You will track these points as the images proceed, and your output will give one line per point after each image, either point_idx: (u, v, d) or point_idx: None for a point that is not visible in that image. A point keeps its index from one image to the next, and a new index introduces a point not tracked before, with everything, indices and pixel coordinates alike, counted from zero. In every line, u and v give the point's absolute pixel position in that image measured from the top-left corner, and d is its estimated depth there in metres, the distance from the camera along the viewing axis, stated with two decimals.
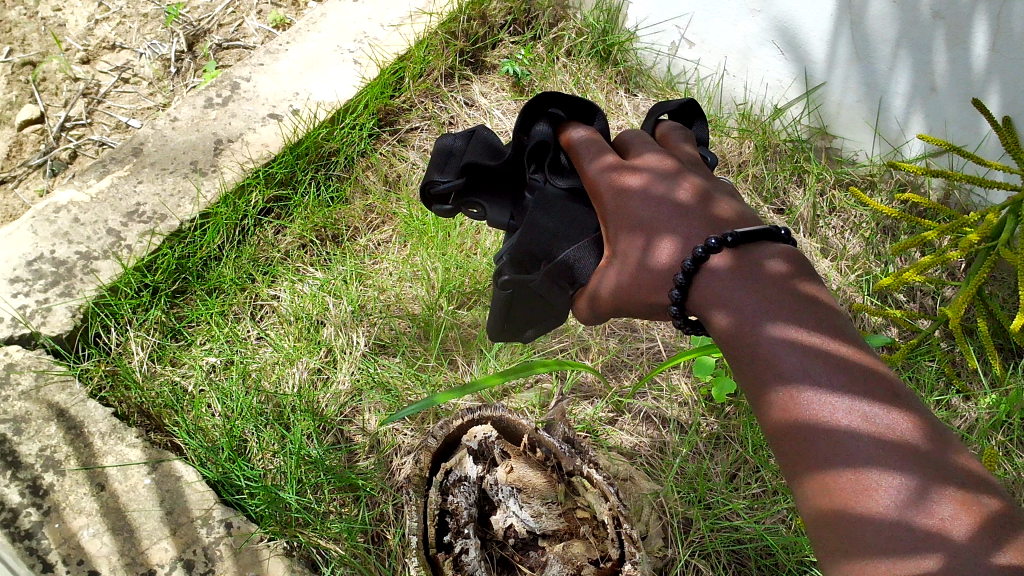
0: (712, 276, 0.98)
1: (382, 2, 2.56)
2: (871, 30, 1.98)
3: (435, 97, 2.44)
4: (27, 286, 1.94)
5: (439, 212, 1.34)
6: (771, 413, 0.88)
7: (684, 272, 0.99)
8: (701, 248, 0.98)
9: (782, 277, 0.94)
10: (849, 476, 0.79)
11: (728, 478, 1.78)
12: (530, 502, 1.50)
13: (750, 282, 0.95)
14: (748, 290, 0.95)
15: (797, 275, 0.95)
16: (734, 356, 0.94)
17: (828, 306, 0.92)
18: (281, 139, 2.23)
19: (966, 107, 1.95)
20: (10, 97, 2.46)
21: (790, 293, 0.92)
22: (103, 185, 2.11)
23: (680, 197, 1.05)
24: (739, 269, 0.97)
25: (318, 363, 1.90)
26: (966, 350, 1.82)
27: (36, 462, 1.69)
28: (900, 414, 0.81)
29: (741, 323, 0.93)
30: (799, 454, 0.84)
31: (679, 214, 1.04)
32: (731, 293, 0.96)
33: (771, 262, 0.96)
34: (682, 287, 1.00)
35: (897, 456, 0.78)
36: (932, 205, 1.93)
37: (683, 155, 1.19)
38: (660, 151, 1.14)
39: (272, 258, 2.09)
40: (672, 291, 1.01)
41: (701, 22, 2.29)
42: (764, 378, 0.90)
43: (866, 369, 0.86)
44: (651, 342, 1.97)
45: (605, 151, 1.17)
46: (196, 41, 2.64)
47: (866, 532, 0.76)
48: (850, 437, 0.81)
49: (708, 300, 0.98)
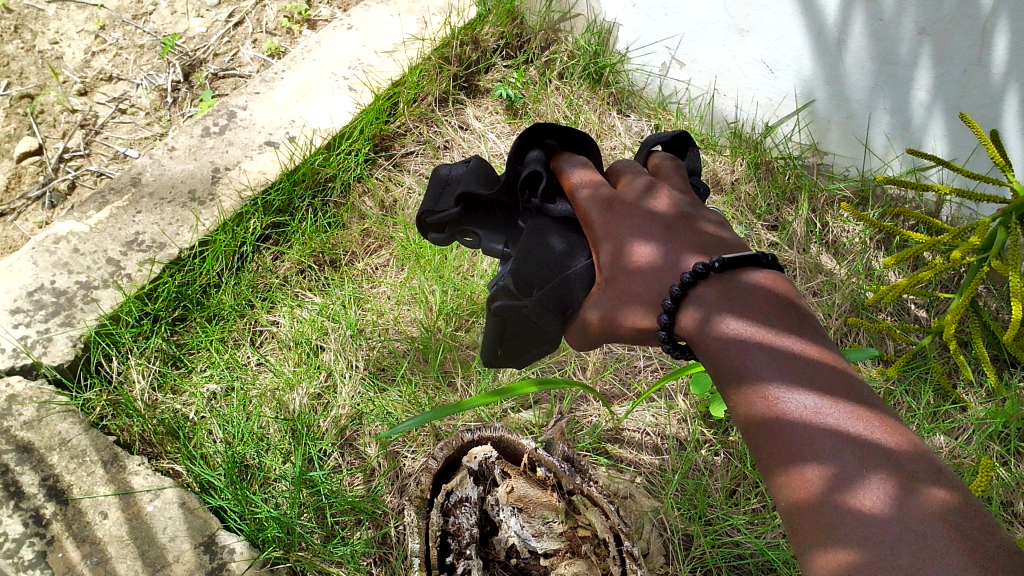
0: (699, 298, 0.98)
1: (376, 30, 2.60)
2: (858, 48, 2.02)
3: (429, 122, 2.46)
4: (28, 316, 1.95)
5: (435, 240, 1.39)
6: (755, 433, 0.87)
7: (672, 297, 1.00)
8: (689, 273, 0.99)
9: (767, 297, 0.95)
10: (829, 486, 0.79)
11: (728, 494, 1.78)
12: (531, 521, 1.51)
13: (735, 301, 0.95)
14: (732, 307, 0.95)
15: (782, 297, 0.95)
16: (718, 375, 0.94)
17: (811, 326, 0.92)
18: (277, 166, 2.25)
19: (952, 122, 1.98)
20: (8, 130, 2.48)
21: (775, 314, 0.93)
22: (102, 216, 2.13)
23: (669, 223, 1.06)
24: (725, 289, 0.97)
25: (318, 388, 1.90)
26: (961, 362, 1.83)
27: (39, 491, 1.69)
28: (882, 429, 0.82)
29: (724, 341, 0.93)
30: (783, 472, 0.84)
31: (668, 240, 1.04)
32: (717, 312, 0.96)
33: (757, 283, 0.97)
34: (671, 311, 1.00)
35: (876, 467, 0.79)
36: (923, 219, 1.94)
37: (675, 186, 1.20)
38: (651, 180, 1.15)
39: (271, 284, 2.11)
40: (661, 316, 1.01)
41: (691, 42, 2.33)
42: (745, 393, 0.90)
43: (850, 388, 0.86)
44: (648, 360, 1.98)
45: (599, 181, 1.18)
46: (192, 71, 2.68)
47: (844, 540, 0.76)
48: (836, 455, 0.80)
49: (694, 321, 0.98)
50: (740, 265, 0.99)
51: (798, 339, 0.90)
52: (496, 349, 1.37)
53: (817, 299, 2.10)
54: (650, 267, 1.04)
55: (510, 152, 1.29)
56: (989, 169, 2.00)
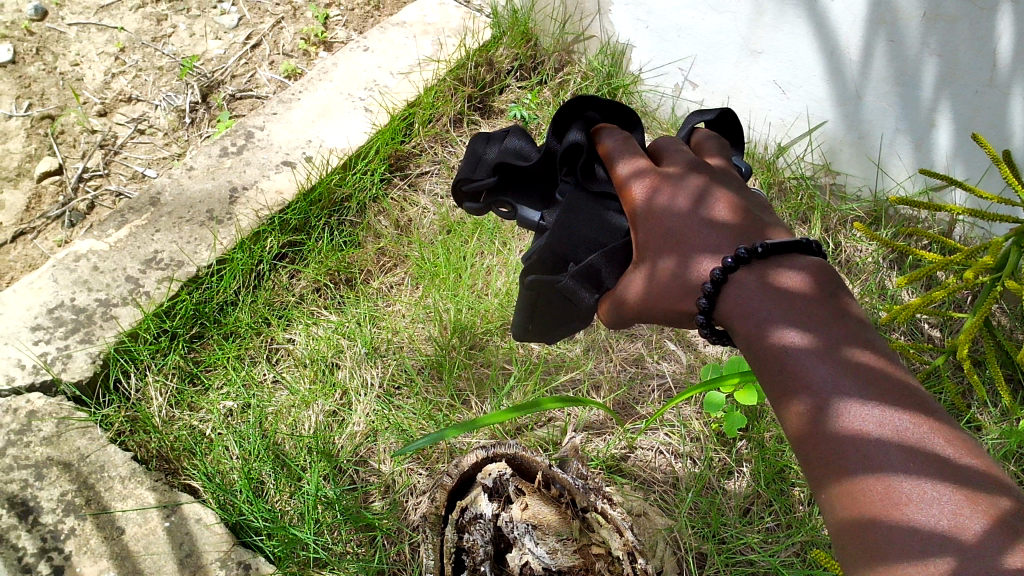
0: (741, 289, 1.00)
1: (392, 52, 2.63)
2: (870, 69, 2.04)
3: (444, 142, 2.49)
4: (48, 333, 1.97)
5: (470, 209, 1.42)
6: (797, 428, 0.90)
7: (712, 281, 1.01)
8: (730, 257, 1.01)
9: (811, 292, 0.97)
10: (876, 484, 0.81)
11: (742, 512, 1.79)
12: (545, 539, 1.50)
13: (777, 294, 0.97)
14: (775, 302, 0.97)
15: (826, 291, 0.97)
16: (761, 370, 0.97)
17: (856, 322, 0.94)
18: (294, 186, 2.28)
19: (964, 141, 2.00)
20: (29, 150, 2.52)
21: (822, 311, 0.95)
22: (121, 235, 2.16)
23: (709, 205, 1.08)
24: (768, 281, 0.99)
25: (333, 406, 1.92)
26: (975, 382, 1.83)
27: (57, 507, 1.71)
28: (929, 426, 0.84)
29: (771, 337, 0.95)
30: (829, 469, 0.86)
31: (709, 224, 1.06)
32: (758, 302, 0.98)
33: (801, 276, 0.99)
34: (710, 296, 1.02)
35: (922, 464, 0.80)
36: (936, 239, 1.95)
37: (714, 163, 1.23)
38: (689, 159, 1.16)
39: (287, 302, 2.13)
40: (700, 300, 1.03)
41: (704, 63, 2.34)
42: (792, 388, 0.92)
43: (898, 387, 0.88)
44: (661, 378, 2.00)
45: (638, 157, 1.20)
46: (210, 92, 2.72)
47: (887, 538, 0.77)
48: (880, 448, 0.83)
49: (735, 312, 1.00)
50: (782, 253, 1.01)
51: (844, 333, 0.92)
52: (531, 316, 1.41)
53: None
54: (693, 246, 1.06)
55: (552, 124, 1.30)
56: (1002, 188, 2.02)
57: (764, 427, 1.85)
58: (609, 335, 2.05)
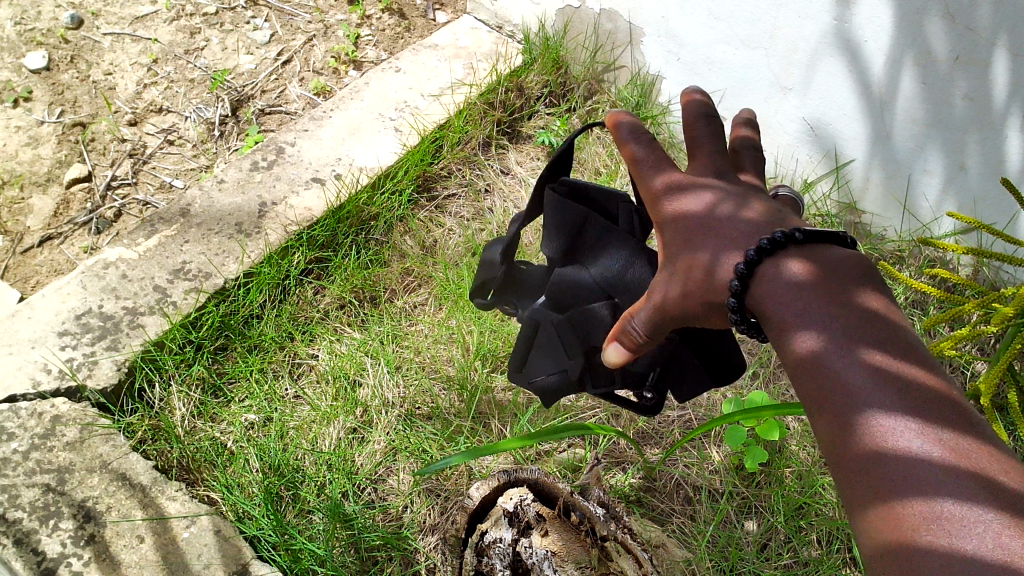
0: (772, 279, 0.93)
1: (423, 74, 2.66)
2: (899, 111, 2.05)
3: (472, 165, 2.51)
4: (75, 339, 1.99)
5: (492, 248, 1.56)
6: (836, 437, 0.82)
7: (746, 262, 0.94)
8: (765, 241, 0.94)
9: (849, 292, 0.89)
10: (916, 502, 0.73)
11: (760, 548, 1.79)
12: (563, 566, 1.53)
13: (813, 285, 0.90)
14: (812, 298, 0.89)
15: (865, 286, 0.89)
16: (795, 378, 0.88)
17: (890, 319, 0.86)
18: (323, 203, 2.29)
19: (992, 187, 2.01)
20: (60, 156, 2.55)
21: (859, 309, 0.87)
22: (151, 244, 2.18)
23: (740, 199, 1.03)
24: (804, 271, 0.92)
25: (355, 423, 1.93)
26: (996, 426, 1.82)
27: (78, 512, 1.71)
28: (974, 441, 0.76)
29: (805, 339, 0.87)
30: (862, 487, 0.78)
31: (738, 216, 1.00)
32: (791, 295, 0.90)
33: (834, 265, 0.91)
34: (742, 278, 0.94)
35: (970, 482, 0.72)
36: (961, 281, 1.95)
37: (756, 166, 1.15)
38: (717, 154, 1.09)
39: (311, 318, 2.15)
40: (732, 282, 0.94)
41: (733, 98, 2.36)
42: (827, 393, 0.84)
43: (942, 396, 0.80)
44: (682, 411, 2.00)
45: (661, 146, 1.10)
46: (240, 106, 2.74)
47: (930, 564, 0.69)
48: (923, 462, 0.74)
49: (767, 303, 0.92)
50: (818, 242, 0.94)
51: (885, 333, 0.84)
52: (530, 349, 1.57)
53: None
54: (729, 228, 0.99)
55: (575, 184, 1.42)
56: None
57: (785, 463, 1.85)
58: None
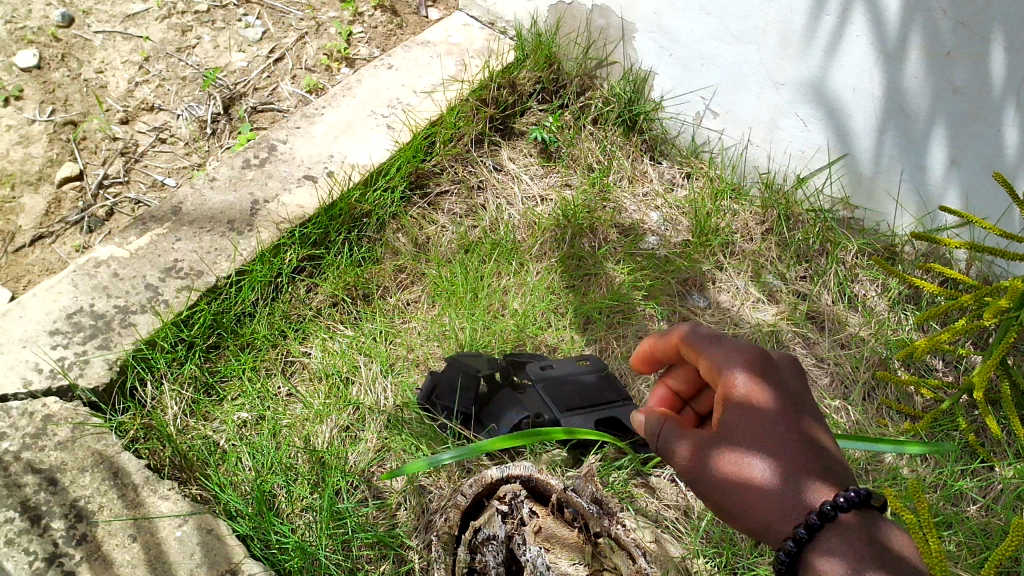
0: (827, 537, 1.25)
1: (416, 71, 2.65)
2: (893, 105, 2.05)
3: (464, 162, 2.51)
4: (66, 338, 1.98)
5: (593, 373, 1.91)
6: None
7: (808, 525, 1.25)
8: (820, 513, 1.25)
9: (892, 552, 1.22)
10: None
11: (754, 543, 1.79)
12: (558, 563, 1.52)
13: (864, 537, 1.23)
14: (863, 548, 1.22)
15: (893, 543, 1.23)
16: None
17: (897, 543, 1.24)
18: (315, 201, 2.29)
19: (985, 180, 2.01)
20: (51, 155, 2.54)
21: (886, 552, 1.22)
22: (142, 242, 2.17)
23: (790, 417, 1.35)
24: (858, 534, 1.23)
25: (347, 421, 1.94)
26: (989, 419, 1.82)
27: (70, 511, 1.71)
28: None
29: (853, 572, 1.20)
30: None
31: (789, 438, 1.33)
32: (841, 544, 1.23)
33: (878, 526, 1.25)
34: (808, 530, 1.25)
35: None
36: (954, 275, 1.95)
37: (820, 434, 1.36)
38: (784, 398, 1.36)
39: (304, 315, 2.15)
40: (800, 530, 1.25)
41: (726, 93, 2.35)
42: None
43: None
44: None
45: (753, 368, 1.38)
46: (232, 104, 2.73)
47: None
48: None
49: (816, 542, 1.25)
50: (870, 520, 1.26)
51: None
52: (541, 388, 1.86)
53: (846, 350, 2.10)
54: (766, 466, 1.31)
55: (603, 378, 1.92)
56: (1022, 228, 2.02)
57: None
58: (623, 363, 2.08)
